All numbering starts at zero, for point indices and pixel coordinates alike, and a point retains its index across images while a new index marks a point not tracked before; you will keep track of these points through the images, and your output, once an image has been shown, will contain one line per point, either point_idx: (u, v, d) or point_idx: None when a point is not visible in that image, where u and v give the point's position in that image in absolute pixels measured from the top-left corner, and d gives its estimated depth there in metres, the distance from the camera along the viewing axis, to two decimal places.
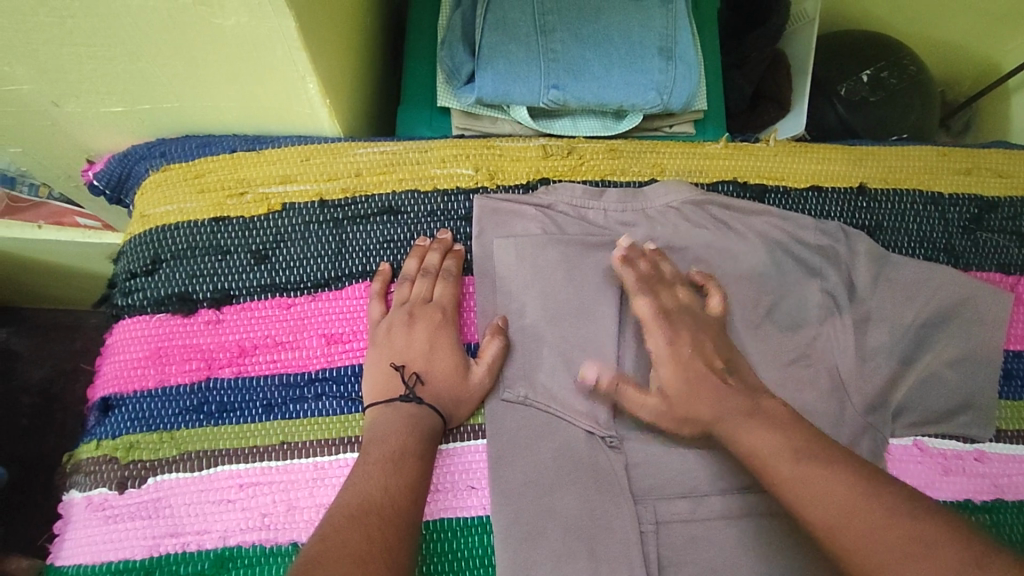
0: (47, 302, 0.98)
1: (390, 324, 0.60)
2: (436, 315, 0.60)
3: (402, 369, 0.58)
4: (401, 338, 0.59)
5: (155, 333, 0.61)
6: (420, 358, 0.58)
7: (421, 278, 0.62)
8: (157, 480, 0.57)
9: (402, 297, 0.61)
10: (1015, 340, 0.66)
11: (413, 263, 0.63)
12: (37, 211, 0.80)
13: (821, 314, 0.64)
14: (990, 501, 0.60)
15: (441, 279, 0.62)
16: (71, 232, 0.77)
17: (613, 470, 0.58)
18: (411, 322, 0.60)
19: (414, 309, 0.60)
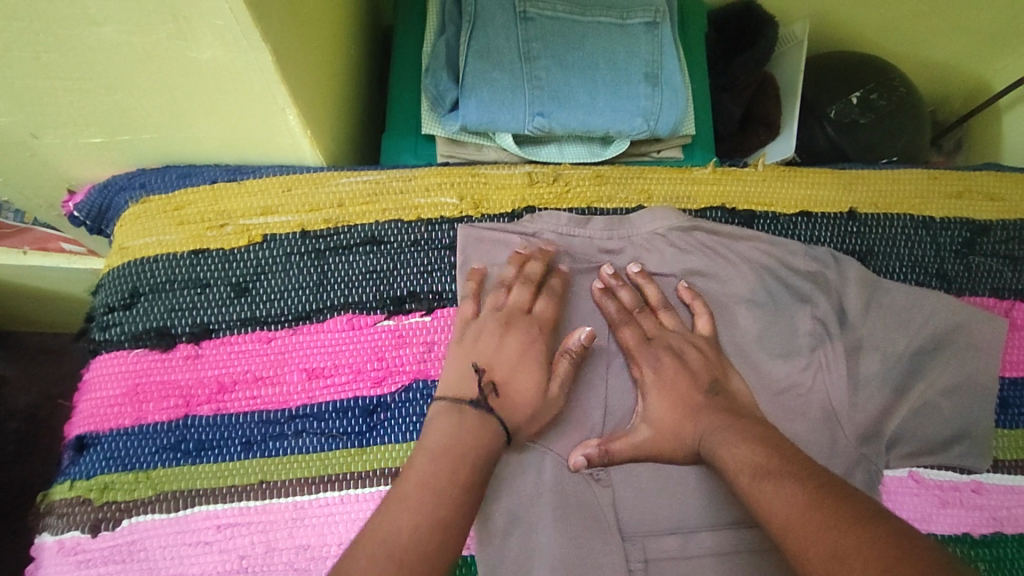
0: (38, 328, 0.97)
1: (478, 330, 0.59)
2: (530, 328, 0.60)
3: (481, 372, 0.56)
4: (489, 345, 0.58)
5: (132, 369, 0.60)
6: (504, 366, 0.57)
7: (520, 287, 0.61)
8: (131, 522, 0.55)
9: (494, 302, 0.61)
10: (1011, 367, 0.64)
11: (512, 270, 0.62)
12: (21, 237, 0.80)
13: (813, 341, 0.63)
14: (989, 535, 0.58)
15: (546, 294, 0.62)
16: (58, 259, 0.78)
17: (600, 506, 0.57)
18: (504, 331, 0.59)
19: (510, 317, 0.60)
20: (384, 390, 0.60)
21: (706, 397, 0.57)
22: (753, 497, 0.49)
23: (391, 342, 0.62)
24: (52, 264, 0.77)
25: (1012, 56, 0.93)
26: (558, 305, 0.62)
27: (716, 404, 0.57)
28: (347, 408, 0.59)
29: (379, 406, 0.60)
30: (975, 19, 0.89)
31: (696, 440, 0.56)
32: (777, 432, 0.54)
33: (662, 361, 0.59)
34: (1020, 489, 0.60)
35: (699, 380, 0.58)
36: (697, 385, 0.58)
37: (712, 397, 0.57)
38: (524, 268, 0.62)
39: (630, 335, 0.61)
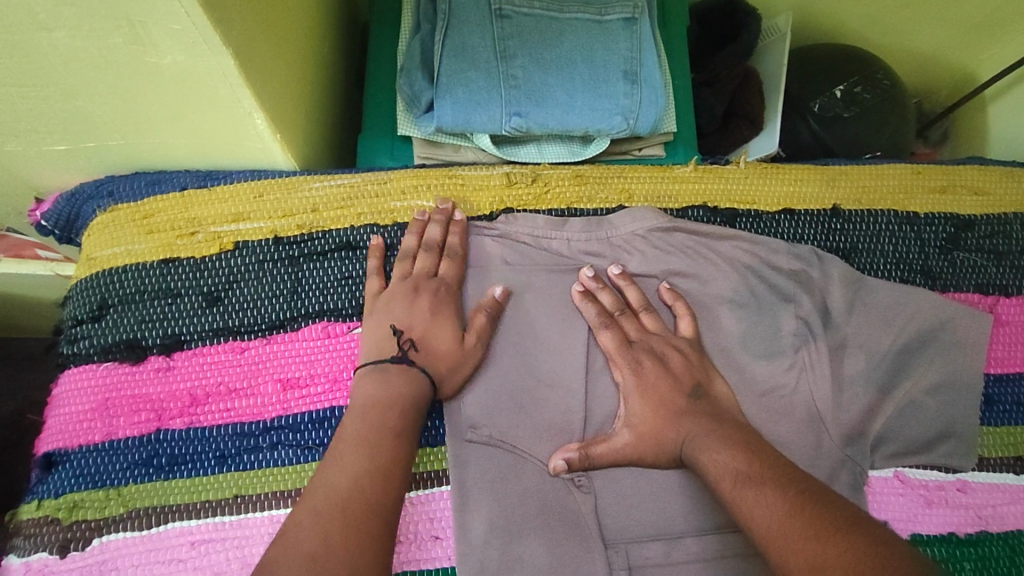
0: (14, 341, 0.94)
1: (392, 294, 0.59)
2: (440, 288, 0.60)
3: (399, 333, 0.56)
4: (403, 310, 0.58)
5: (101, 384, 0.58)
6: (420, 324, 0.57)
7: (424, 252, 0.61)
8: (102, 542, 0.54)
9: (400, 272, 0.60)
10: (996, 363, 0.63)
11: (413, 238, 0.62)
12: None
13: (796, 341, 0.62)
14: (975, 534, 0.58)
15: (432, 249, 0.61)
16: (33, 265, 0.73)
17: (582, 512, 0.56)
18: (414, 296, 0.58)
19: (419, 283, 0.59)
20: None
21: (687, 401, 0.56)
22: (735, 501, 0.48)
23: None
24: (28, 270, 0.72)
25: (997, 46, 0.92)
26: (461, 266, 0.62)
27: (699, 408, 0.56)
28: (324, 419, 0.58)
29: None
30: (958, 9, 0.88)
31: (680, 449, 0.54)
32: (759, 436, 0.53)
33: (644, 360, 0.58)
34: (1006, 487, 0.60)
35: (682, 381, 0.57)
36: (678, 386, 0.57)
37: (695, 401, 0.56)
38: (424, 237, 0.62)
39: (609, 338, 0.60)
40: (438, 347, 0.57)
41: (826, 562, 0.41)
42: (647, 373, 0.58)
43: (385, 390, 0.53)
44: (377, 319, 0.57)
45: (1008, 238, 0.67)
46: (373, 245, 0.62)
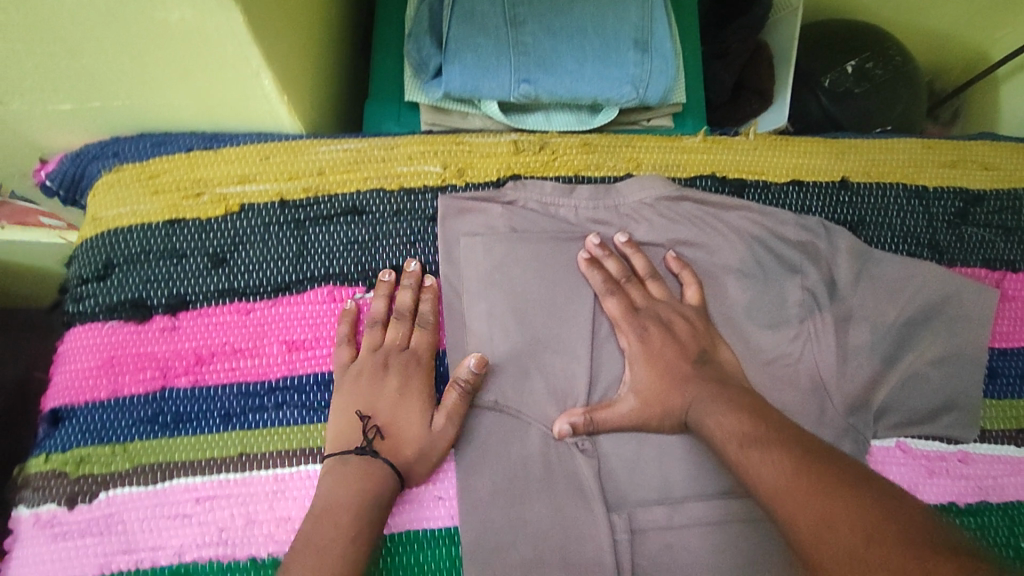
0: None
1: (359, 368, 0.57)
2: (410, 361, 0.58)
3: (365, 419, 0.55)
4: (368, 389, 0.56)
5: (107, 342, 0.58)
6: (386, 408, 0.56)
7: (394, 323, 0.59)
8: (109, 496, 0.54)
9: (369, 343, 0.59)
10: (1001, 338, 0.63)
11: (382, 303, 0.60)
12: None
13: (802, 311, 0.62)
14: (975, 503, 0.58)
15: (401, 317, 0.60)
16: (36, 233, 0.73)
17: (586, 475, 0.56)
18: (384, 372, 0.57)
19: (388, 358, 0.58)
20: None
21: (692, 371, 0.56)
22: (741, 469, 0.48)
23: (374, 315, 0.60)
24: (31, 238, 0.73)
25: (1013, 23, 0.90)
26: (434, 336, 0.60)
27: (702, 376, 0.56)
28: (329, 382, 0.58)
29: None
30: None
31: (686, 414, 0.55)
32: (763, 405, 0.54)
33: (649, 326, 0.59)
34: (1007, 458, 0.60)
35: (687, 349, 0.57)
36: (682, 355, 0.57)
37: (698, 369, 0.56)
38: (395, 301, 0.60)
39: (615, 305, 0.60)
40: (404, 433, 0.55)
41: (830, 518, 0.41)
42: (651, 342, 0.58)
43: (344, 481, 0.52)
44: (341, 400, 0.56)
45: (1016, 214, 0.67)
46: (346, 307, 0.60)
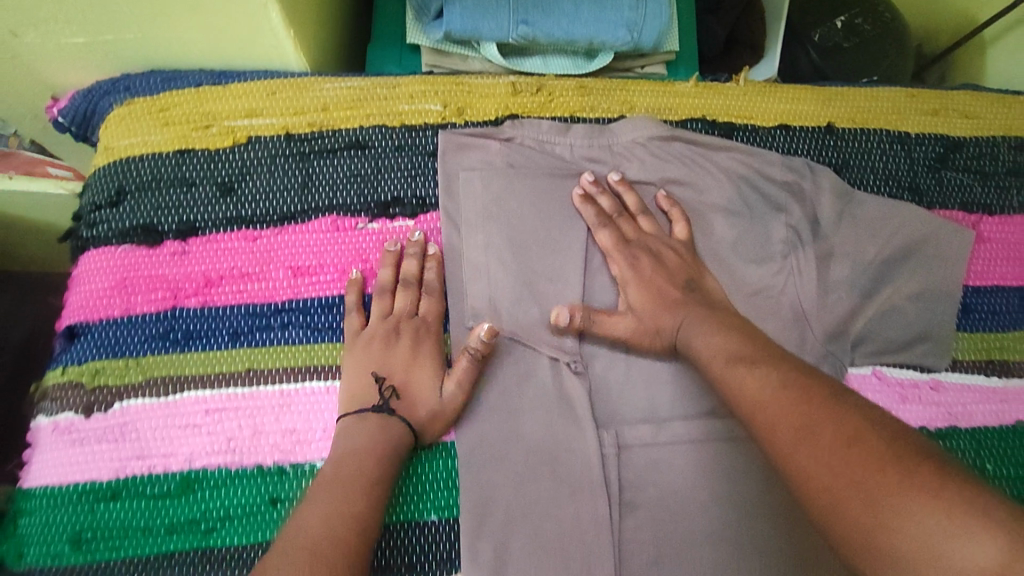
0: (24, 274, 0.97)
1: (371, 335, 0.59)
2: (419, 327, 0.60)
3: (380, 381, 0.57)
4: (382, 356, 0.58)
5: (120, 264, 0.61)
6: (399, 370, 0.58)
7: (402, 291, 0.61)
8: (123, 406, 0.57)
9: (379, 310, 0.60)
10: (975, 276, 0.66)
11: (390, 272, 0.61)
12: (9, 159, 0.78)
13: (785, 248, 0.65)
14: (945, 428, 0.61)
15: (408, 287, 0.61)
16: (45, 183, 0.76)
17: (576, 394, 0.60)
18: (395, 338, 0.59)
19: (398, 324, 0.60)
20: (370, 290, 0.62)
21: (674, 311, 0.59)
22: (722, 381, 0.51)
23: (376, 245, 0.63)
24: (40, 188, 0.75)
25: None
26: (441, 304, 0.62)
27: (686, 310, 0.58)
28: (332, 305, 0.61)
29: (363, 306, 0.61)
30: None
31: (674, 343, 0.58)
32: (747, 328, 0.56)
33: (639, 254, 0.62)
34: (977, 387, 0.63)
35: (676, 277, 0.60)
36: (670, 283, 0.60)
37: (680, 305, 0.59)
38: (401, 270, 0.62)
39: (607, 237, 0.63)
40: (418, 397, 0.57)
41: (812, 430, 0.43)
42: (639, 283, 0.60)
43: (359, 440, 0.54)
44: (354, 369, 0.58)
45: (995, 158, 0.69)
46: (351, 278, 0.61)
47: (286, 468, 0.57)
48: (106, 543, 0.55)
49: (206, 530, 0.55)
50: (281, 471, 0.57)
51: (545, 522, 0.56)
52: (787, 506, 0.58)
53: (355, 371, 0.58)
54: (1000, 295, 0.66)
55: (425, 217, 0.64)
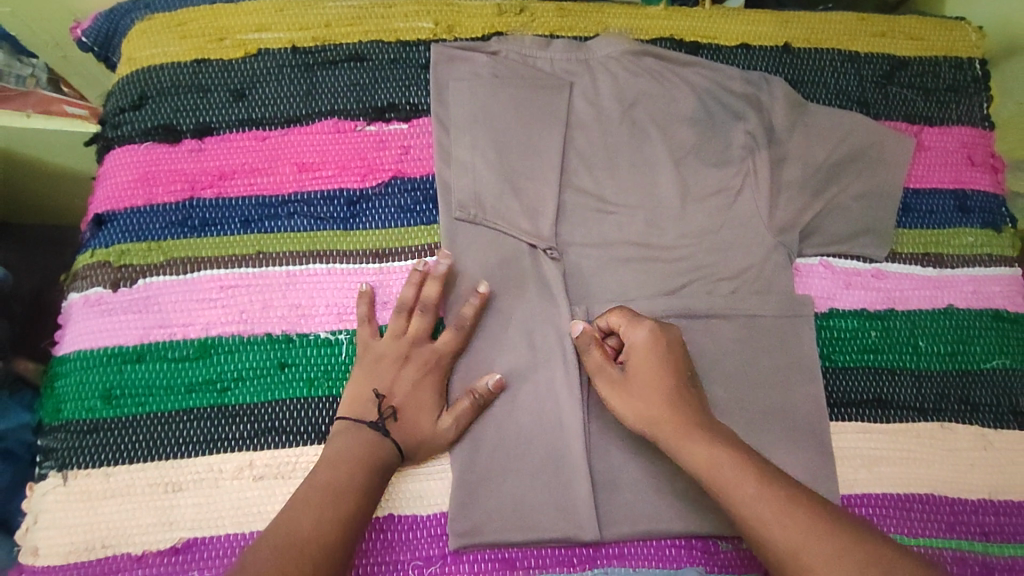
0: (39, 216, 1.03)
1: (379, 355, 0.62)
2: (429, 358, 0.62)
3: (380, 399, 0.60)
4: (388, 373, 0.61)
5: (142, 159, 0.67)
6: (402, 394, 0.61)
7: (419, 314, 0.63)
8: (146, 282, 0.64)
9: (393, 330, 0.63)
10: (916, 180, 0.73)
11: (411, 290, 0.63)
12: (26, 99, 0.84)
13: (744, 152, 0.71)
14: (883, 310, 0.69)
15: (422, 309, 0.63)
16: (59, 124, 0.82)
17: (552, 276, 0.66)
18: (402, 364, 0.61)
19: (408, 349, 0.62)
20: (367, 184, 0.69)
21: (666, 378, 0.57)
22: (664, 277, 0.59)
23: (373, 145, 0.70)
24: (55, 127, 0.81)
25: None
26: (457, 336, 0.63)
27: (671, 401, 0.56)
28: (334, 198, 0.68)
29: (362, 198, 0.68)
30: None
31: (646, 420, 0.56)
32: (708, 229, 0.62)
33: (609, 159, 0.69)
34: (915, 276, 0.70)
35: None
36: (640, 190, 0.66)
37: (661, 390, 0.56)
38: (422, 292, 0.63)
39: (642, 335, 0.58)
40: (414, 420, 0.60)
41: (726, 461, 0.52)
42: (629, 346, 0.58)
43: (350, 446, 0.58)
44: (357, 386, 0.61)
45: (935, 77, 0.76)
46: (362, 290, 0.64)
47: (293, 337, 0.64)
48: (134, 399, 0.62)
49: (222, 388, 0.62)
50: (288, 339, 0.64)
51: (523, 386, 0.64)
52: (738, 375, 0.65)
53: (362, 386, 0.61)
54: (938, 197, 0.73)
55: (417, 121, 0.71)
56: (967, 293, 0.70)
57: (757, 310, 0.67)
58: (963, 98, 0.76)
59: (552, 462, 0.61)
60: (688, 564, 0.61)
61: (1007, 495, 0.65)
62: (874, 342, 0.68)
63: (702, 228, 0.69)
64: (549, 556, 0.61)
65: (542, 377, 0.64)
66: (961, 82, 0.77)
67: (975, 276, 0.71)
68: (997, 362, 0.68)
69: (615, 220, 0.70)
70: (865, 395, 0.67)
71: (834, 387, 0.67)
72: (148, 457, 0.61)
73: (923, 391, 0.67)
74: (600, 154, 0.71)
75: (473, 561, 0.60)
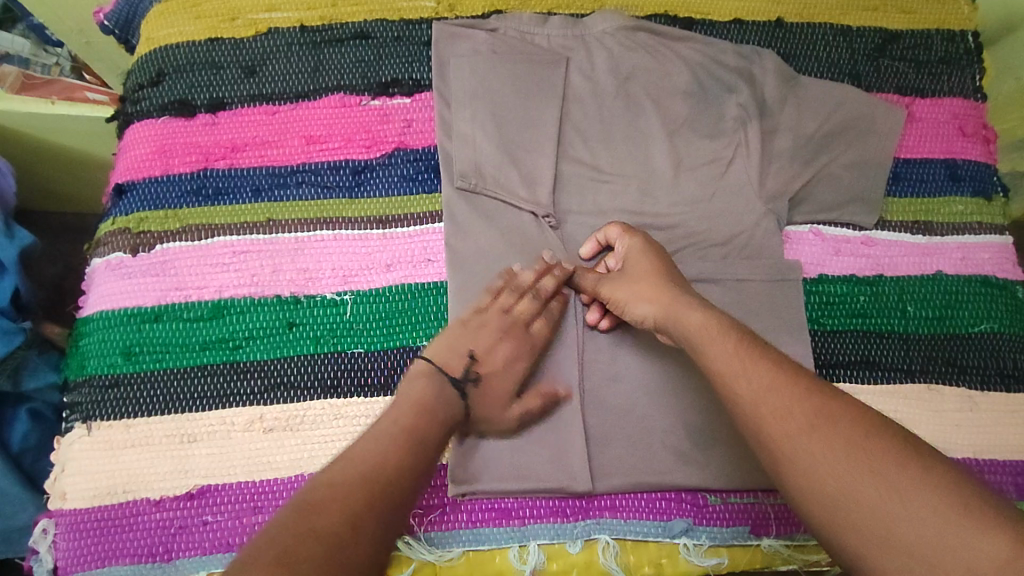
0: (60, 205, 1.07)
1: (482, 322, 0.63)
2: (525, 342, 0.63)
3: (471, 362, 0.60)
4: (487, 340, 0.62)
5: (160, 133, 0.71)
6: (494, 364, 0.61)
7: (529, 297, 0.64)
8: (164, 247, 0.68)
9: (504, 305, 0.64)
10: (907, 150, 0.75)
11: (534, 275, 0.65)
12: (49, 88, 0.89)
13: (736, 123, 0.73)
14: (871, 276, 0.71)
15: (532, 296, 0.64)
16: (83, 109, 0.85)
17: (550, 244, 0.69)
18: (501, 337, 0.62)
19: (512, 326, 0.63)
20: (372, 155, 0.72)
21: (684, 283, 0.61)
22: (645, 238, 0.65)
23: (377, 118, 0.73)
24: (79, 112, 0.85)
25: None
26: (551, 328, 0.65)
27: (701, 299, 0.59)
28: (339, 168, 0.71)
29: (366, 168, 0.72)
30: None
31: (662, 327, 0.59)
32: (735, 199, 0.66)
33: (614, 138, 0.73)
34: (904, 243, 0.72)
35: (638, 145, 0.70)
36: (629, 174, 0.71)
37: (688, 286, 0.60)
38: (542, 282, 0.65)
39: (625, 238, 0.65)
40: (496, 390, 0.61)
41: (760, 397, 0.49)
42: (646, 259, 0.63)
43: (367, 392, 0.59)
44: (443, 347, 0.61)
45: (927, 50, 0.78)
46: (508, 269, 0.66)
47: (301, 299, 0.67)
48: (152, 356, 0.66)
49: (234, 346, 0.66)
50: (296, 301, 0.67)
51: None
52: None
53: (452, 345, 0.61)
54: (929, 166, 0.74)
55: (419, 96, 0.74)
56: (955, 261, 0.72)
57: (747, 276, 0.69)
58: (955, 70, 0.78)
59: (547, 418, 0.64)
60: (678, 516, 0.64)
61: (993, 454, 0.66)
62: (863, 306, 0.70)
63: (694, 196, 0.72)
64: (543, 506, 0.63)
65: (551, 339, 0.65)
66: (953, 54, 0.78)
67: (964, 244, 0.72)
68: (985, 326, 0.70)
69: (609, 189, 0.72)
70: (854, 357, 0.68)
71: (822, 350, 0.69)
72: (165, 410, 0.64)
73: (910, 353, 0.69)
74: (597, 128, 0.74)
75: (468, 511, 0.63)
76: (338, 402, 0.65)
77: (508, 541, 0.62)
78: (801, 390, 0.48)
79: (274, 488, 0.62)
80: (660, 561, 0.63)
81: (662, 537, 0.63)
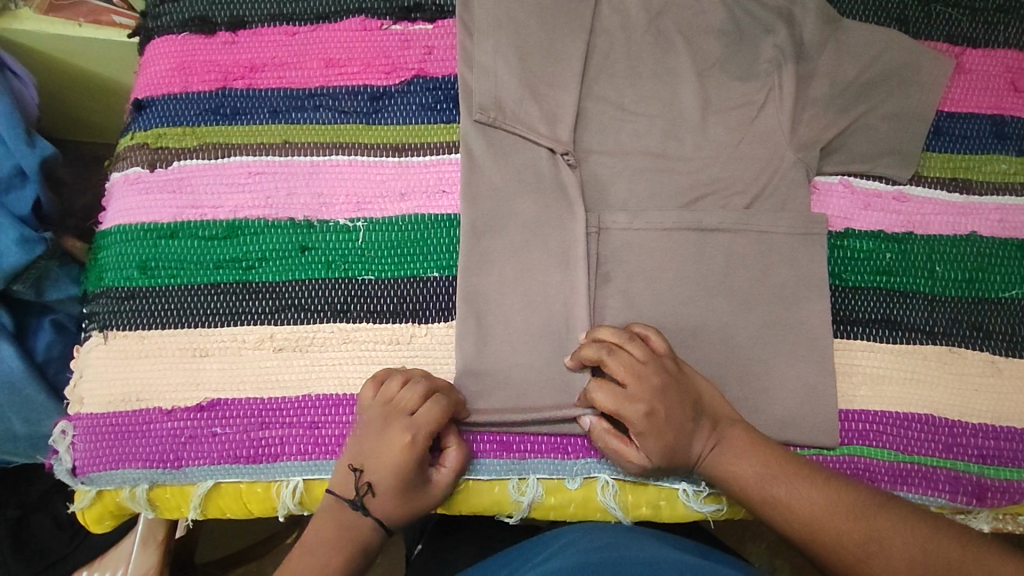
0: (69, 135, 1.04)
1: (366, 424, 0.58)
2: (409, 447, 0.57)
3: (358, 474, 0.57)
4: (371, 449, 0.57)
5: (180, 49, 0.71)
6: (377, 471, 0.57)
7: (414, 401, 0.58)
8: (181, 164, 0.68)
9: (388, 409, 0.58)
10: (951, 103, 0.71)
11: (398, 384, 0.59)
12: (77, 9, 0.83)
13: (771, 66, 0.70)
14: (901, 233, 0.68)
15: (418, 398, 0.58)
16: (110, 32, 0.83)
17: (568, 182, 0.67)
18: (381, 440, 0.57)
19: (390, 423, 0.57)
20: (390, 82, 0.71)
21: (658, 363, 0.59)
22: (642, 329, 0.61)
23: (397, 44, 0.71)
24: (106, 36, 0.82)
25: None
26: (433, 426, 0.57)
27: (680, 378, 0.59)
28: (358, 93, 0.70)
29: (385, 95, 0.70)
30: None
31: (634, 442, 0.59)
32: (774, 216, 0.67)
33: (644, 88, 0.70)
34: (938, 200, 0.69)
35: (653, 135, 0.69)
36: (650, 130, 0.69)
37: (662, 376, 0.58)
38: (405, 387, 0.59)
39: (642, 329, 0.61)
40: (388, 498, 0.57)
41: (731, 450, 0.58)
42: (609, 362, 0.59)
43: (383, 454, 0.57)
44: (382, 461, 0.57)
45: None
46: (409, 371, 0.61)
47: (314, 223, 0.67)
48: (167, 271, 0.66)
49: (247, 267, 0.66)
50: (309, 225, 0.67)
51: (529, 282, 0.65)
52: (744, 288, 0.65)
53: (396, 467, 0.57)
54: (974, 122, 0.71)
55: (442, 22, 0.72)
56: (992, 222, 0.69)
57: (771, 227, 0.67)
58: (1013, 19, 0.73)
59: (551, 358, 0.63)
60: None
61: (1009, 422, 0.65)
62: (888, 264, 0.67)
63: (721, 142, 0.69)
64: (544, 442, 0.63)
65: (477, 368, 0.63)
66: (1012, 2, 0.73)
67: (1002, 205, 0.69)
68: (1016, 292, 0.67)
69: (633, 128, 0.69)
70: (875, 315, 0.66)
71: (842, 306, 0.66)
72: (179, 325, 0.65)
73: (935, 315, 0.66)
74: (624, 65, 0.71)
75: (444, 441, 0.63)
76: (346, 326, 0.65)
77: (507, 473, 0.63)
78: (757, 445, 0.58)
79: (282, 407, 0.63)
80: (658, 504, 0.63)
81: (662, 481, 0.63)
